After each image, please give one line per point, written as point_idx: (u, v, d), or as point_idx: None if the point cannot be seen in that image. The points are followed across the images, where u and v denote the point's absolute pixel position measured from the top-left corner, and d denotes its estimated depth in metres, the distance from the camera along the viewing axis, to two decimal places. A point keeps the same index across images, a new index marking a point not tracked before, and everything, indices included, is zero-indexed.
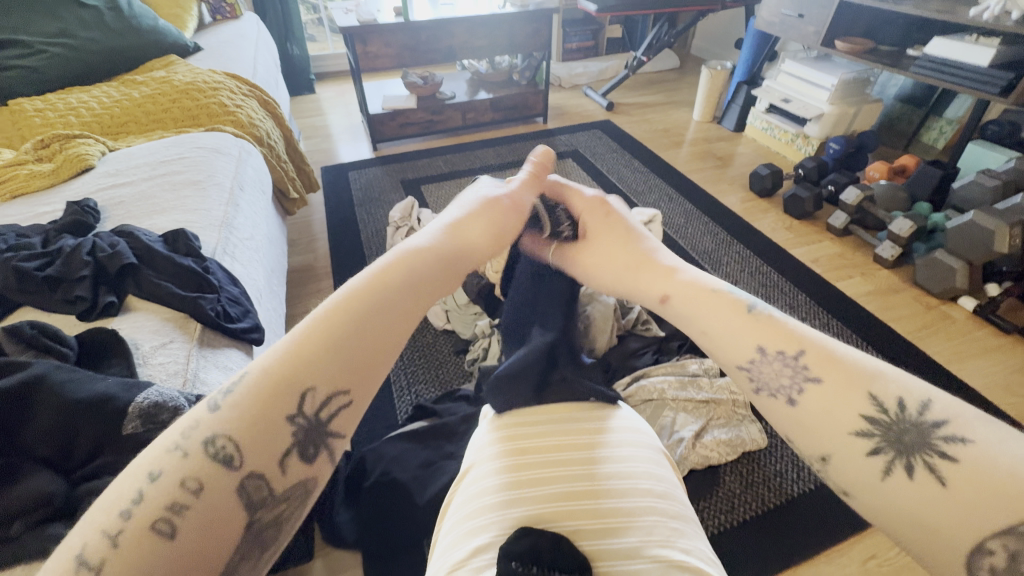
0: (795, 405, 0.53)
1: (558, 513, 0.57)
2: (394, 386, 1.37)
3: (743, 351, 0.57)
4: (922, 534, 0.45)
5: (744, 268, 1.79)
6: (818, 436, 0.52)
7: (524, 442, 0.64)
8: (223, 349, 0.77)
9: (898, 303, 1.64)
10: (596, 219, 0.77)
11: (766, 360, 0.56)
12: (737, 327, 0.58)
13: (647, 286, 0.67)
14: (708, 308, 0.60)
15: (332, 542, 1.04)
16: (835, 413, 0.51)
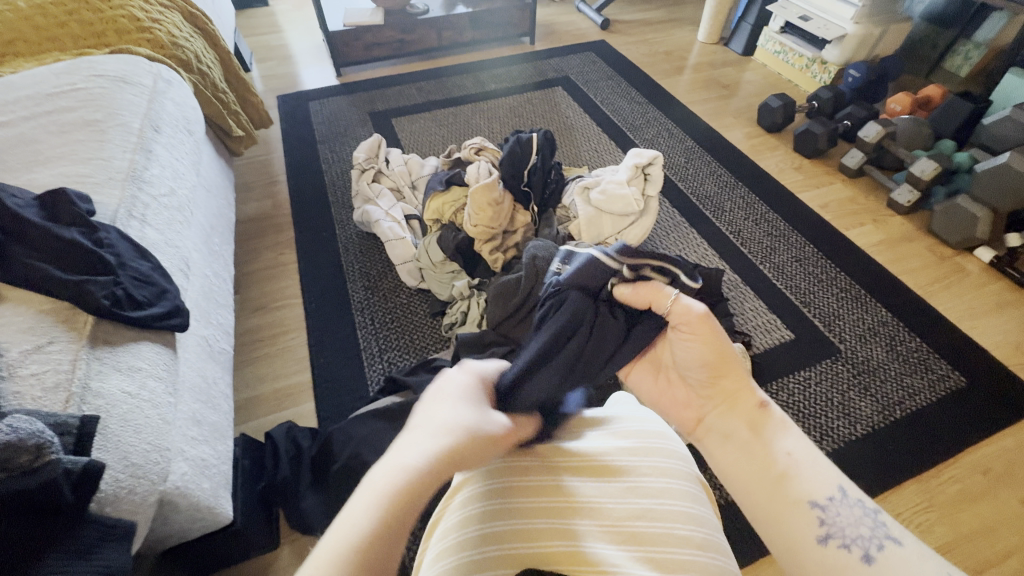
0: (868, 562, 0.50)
1: (566, 556, 0.51)
2: (365, 353, 1.25)
3: (815, 489, 0.56)
4: None
5: (748, 215, 1.64)
6: None
7: (514, 467, 0.58)
8: (128, 345, 0.62)
9: (910, 254, 1.52)
10: (690, 306, 0.64)
11: (840, 504, 0.55)
12: (811, 470, 0.57)
13: (736, 401, 0.65)
14: (777, 440, 0.60)
15: (300, 529, 0.96)
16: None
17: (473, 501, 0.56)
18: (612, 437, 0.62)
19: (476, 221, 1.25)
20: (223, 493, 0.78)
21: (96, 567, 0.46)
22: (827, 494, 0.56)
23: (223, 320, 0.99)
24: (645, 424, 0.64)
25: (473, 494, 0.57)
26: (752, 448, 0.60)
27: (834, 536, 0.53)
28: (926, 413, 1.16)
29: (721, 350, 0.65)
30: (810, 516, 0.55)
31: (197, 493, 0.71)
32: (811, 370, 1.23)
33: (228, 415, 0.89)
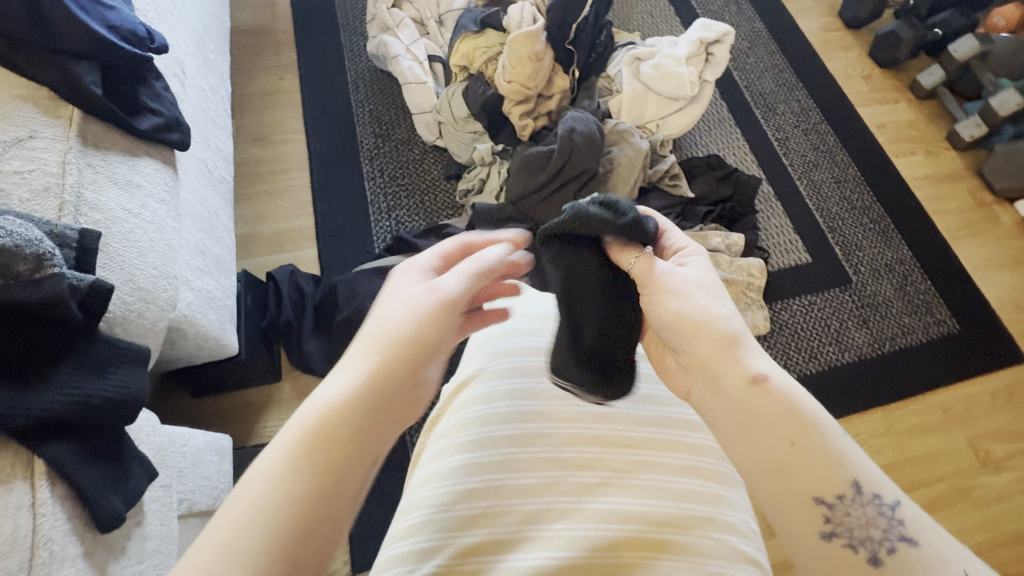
0: (756, 388, 0.47)
1: (583, 459, 0.55)
2: (371, 206, 1.18)
3: (737, 371, 0.48)
4: (751, 454, 0.47)
5: (799, 122, 1.49)
6: (756, 433, 0.47)
7: (513, 385, 0.59)
8: (124, 155, 0.55)
9: (950, 194, 1.45)
10: (744, 367, 0.48)
11: (762, 392, 0.47)
12: (778, 420, 0.46)
13: (719, 372, 0.49)
14: (766, 424, 0.46)
15: (301, 367, 0.99)
16: (775, 422, 0.46)
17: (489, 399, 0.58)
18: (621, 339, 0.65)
19: (510, 77, 1.09)
20: (229, 327, 0.76)
21: (108, 388, 0.44)
22: (875, 482, 0.45)
23: (222, 145, 0.89)
24: None
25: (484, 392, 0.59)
26: (718, 391, 0.49)
27: (841, 534, 0.44)
28: (913, 352, 1.20)
29: (712, 329, 0.50)
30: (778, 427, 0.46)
31: (203, 324, 0.69)
32: (818, 296, 1.23)
33: (231, 249, 0.84)
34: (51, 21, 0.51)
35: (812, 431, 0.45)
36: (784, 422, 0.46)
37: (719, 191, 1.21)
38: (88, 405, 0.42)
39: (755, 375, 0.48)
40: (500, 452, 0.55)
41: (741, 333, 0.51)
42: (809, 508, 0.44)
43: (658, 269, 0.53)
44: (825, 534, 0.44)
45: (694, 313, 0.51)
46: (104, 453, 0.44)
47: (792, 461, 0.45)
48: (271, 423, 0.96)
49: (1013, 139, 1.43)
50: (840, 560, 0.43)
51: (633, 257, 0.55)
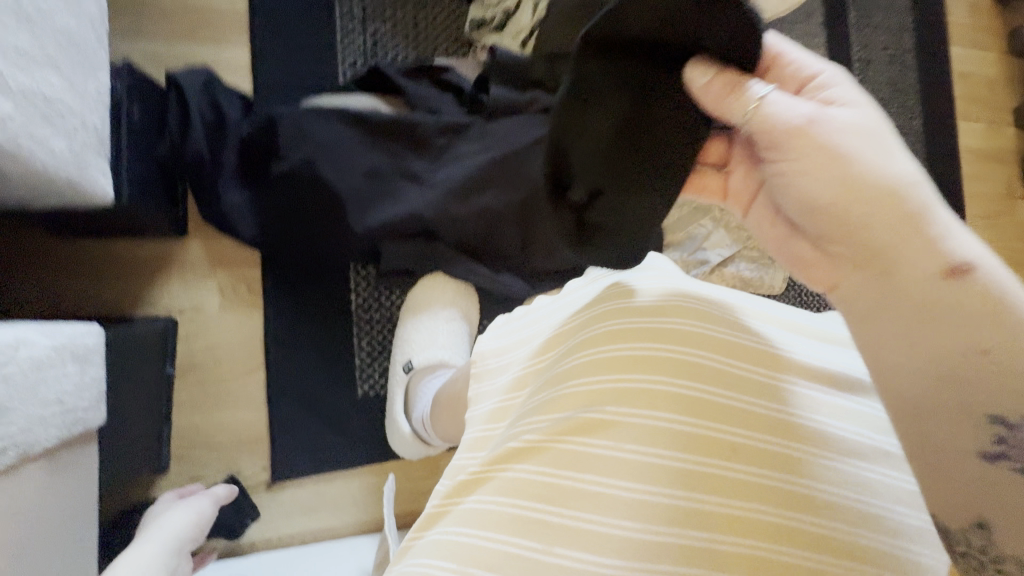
0: (952, 283, 0.38)
1: (700, 512, 0.40)
2: (339, 8, 0.81)
3: (926, 260, 0.38)
4: (928, 359, 0.38)
5: (884, 45, 1.22)
6: (939, 341, 0.38)
7: (618, 331, 0.45)
8: None
9: (988, 176, 1.32)
10: (933, 258, 0.38)
11: (957, 286, 0.38)
12: (967, 325, 0.37)
13: (904, 259, 0.39)
14: (956, 327, 0.37)
15: (216, 224, 0.73)
16: (967, 328, 0.37)
17: (555, 410, 0.44)
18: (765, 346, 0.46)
19: None
20: (95, 158, 0.48)
21: None
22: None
23: None
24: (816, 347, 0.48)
25: (552, 400, 0.45)
26: (895, 282, 0.39)
27: (1011, 456, 0.36)
28: None
29: (895, 204, 0.39)
30: (969, 339, 0.37)
31: (35, 157, 0.41)
32: None
33: (102, 24, 0.51)
34: None
35: (1004, 334, 0.36)
36: (969, 324, 0.37)
37: None
38: None
39: (948, 265, 0.38)
40: (597, 413, 0.43)
41: (929, 204, 0.40)
42: (972, 424, 0.37)
43: (804, 116, 0.41)
44: (988, 455, 0.37)
45: (862, 180, 0.40)
46: None
47: (973, 371, 0.37)
48: (169, 291, 0.74)
49: None
50: (1006, 495, 0.37)
51: (706, 76, 0.43)
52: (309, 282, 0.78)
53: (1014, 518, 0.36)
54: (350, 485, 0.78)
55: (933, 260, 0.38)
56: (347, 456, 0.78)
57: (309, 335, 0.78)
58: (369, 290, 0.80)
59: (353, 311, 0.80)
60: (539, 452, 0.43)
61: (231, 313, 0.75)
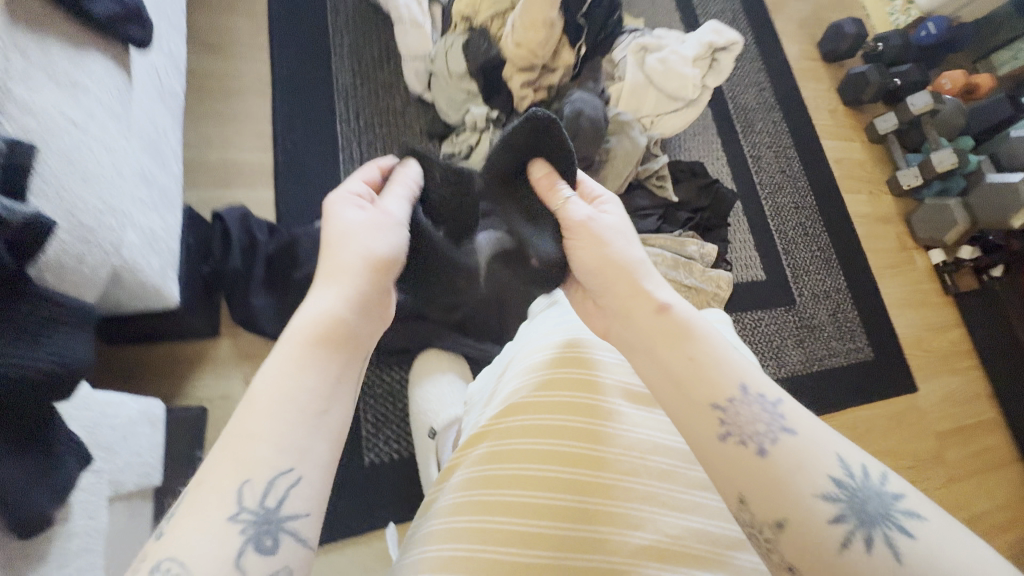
0: (663, 317, 0.54)
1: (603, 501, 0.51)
2: (342, 154, 1.06)
3: (645, 305, 0.55)
4: (658, 371, 0.52)
5: (772, 144, 1.55)
6: (669, 354, 0.52)
7: (573, 348, 0.60)
8: (68, 49, 0.48)
9: (882, 234, 1.60)
10: (652, 301, 0.55)
11: (666, 320, 0.53)
12: (685, 341, 0.52)
13: (633, 306, 0.55)
14: (674, 343, 0.52)
15: (245, 325, 0.88)
16: (681, 342, 0.52)
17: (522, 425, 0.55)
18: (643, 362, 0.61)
19: (520, 39, 0.99)
20: (171, 275, 0.64)
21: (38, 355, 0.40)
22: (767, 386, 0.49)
23: (175, 51, 0.73)
24: None
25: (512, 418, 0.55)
26: (633, 322, 0.55)
27: (735, 432, 0.47)
28: (833, 373, 1.33)
29: (619, 265, 0.58)
30: (686, 355, 0.51)
31: (145, 272, 0.57)
32: (766, 313, 1.31)
33: (178, 180, 0.70)
34: None
35: (708, 347, 0.51)
36: (683, 340, 0.52)
37: (698, 201, 1.24)
38: (39, 377, 0.41)
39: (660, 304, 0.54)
40: (555, 403, 0.55)
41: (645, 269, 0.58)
42: (705, 409, 0.48)
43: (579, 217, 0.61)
44: (721, 433, 0.47)
45: (614, 258, 0.58)
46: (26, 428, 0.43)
47: (690, 371, 0.50)
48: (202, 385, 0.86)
49: (938, 195, 1.60)
50: (747, 458, 0.46)
51: (540, 173, 0.65)
52: None
53: (760, 486, 0.44)
54: (359, 555, 0.84)
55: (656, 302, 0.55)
56: (357, 526, 0.84)
57: None
58: (372, 369, 0.94)
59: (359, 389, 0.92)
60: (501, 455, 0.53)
61: None
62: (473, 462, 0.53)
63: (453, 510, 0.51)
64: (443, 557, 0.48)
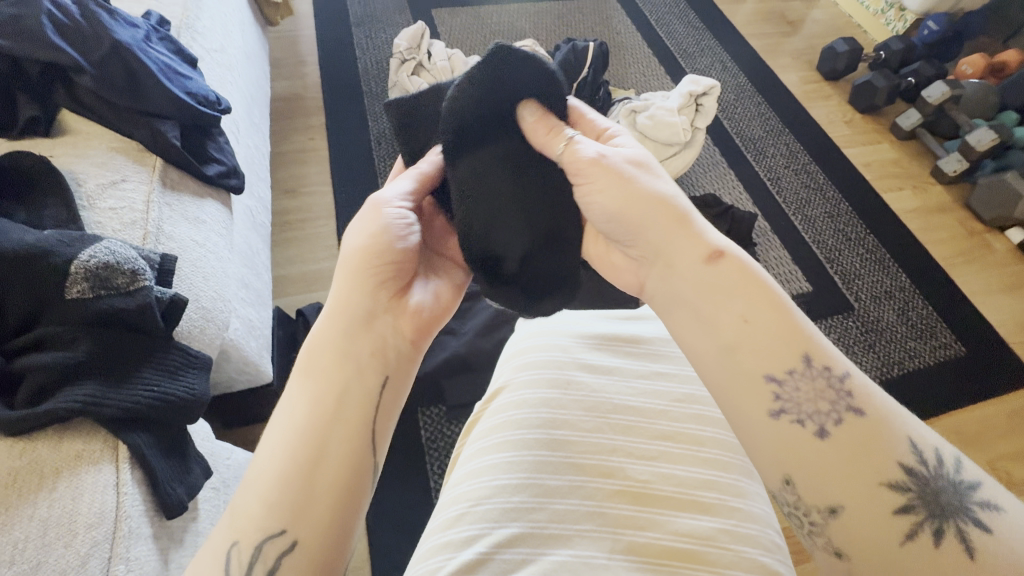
0: (714, 264, 0.50)
1: (610, 465, 0.53)
2: None
3: (695, 251, 0.51)
4: (702, 323, 0.49)
5: (789, 163, 1.59)
6: (724, 304, 0.48)
7: (567, 324, 0.64)
8: (194, 197, 0.64)
9: (941, 225, 1.51)
10: (703, 247, 0.51)
11: (721, 267, 0.50)
12: (739, 287, 0.48)
13: (681, 251, 0.52)
14: (729, 292, 0.48)
15: None
16: (732, 294, 0.48)
17: (531, 403, 0.56)
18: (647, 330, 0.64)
19: None
20: (265, 355, 0.83)
21: (180, 389, 0.51)
22: (828, 356, 0.46)
23: (262, 195, 0.99)
24: None
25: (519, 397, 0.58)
26: (679, 271, 0.52)
27: (790, 410, 0.45)
28: (921, 374, 1.22)
29: (663, 199, 0.53)
30: (739, 312, 0.48)
31: (246, 349, 0.75)
32: (822, 323, 1.27)
33: (268, 285, 0.92)
34: (140, 86, 0.63)
35: (765, 303, 0.47)
36: (735, 293, 0.48)
37: (718, 226, 1.29)
38: (164, 401, 0.50)
39: (714, 250, 0.51)
40: (555, 379, 0.58)
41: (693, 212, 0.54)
42: (760, 384, 0.46)
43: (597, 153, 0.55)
44: (775, 412, 0.45)
45: (639, 189, 0.53)
46: (176, 450, 0.51)
47: (743, 334, 0.47)
48: None
49: (993, 173, 1.51)
50: (802, 443, 0.44)
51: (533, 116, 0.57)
52: None
53: (821, 473, 0.42)
54: None
55: (708, 246, 0.51)
56: None
57: (392, 471, 0.99)
58: (435, 423, 1.03)
59: (425, 443, 1.01)
60: (520, 428, 0.55)
61: None
62: (485, 440, 0.55)
63: (516, 485, 0.51)
64: (509, 533, 0.49)
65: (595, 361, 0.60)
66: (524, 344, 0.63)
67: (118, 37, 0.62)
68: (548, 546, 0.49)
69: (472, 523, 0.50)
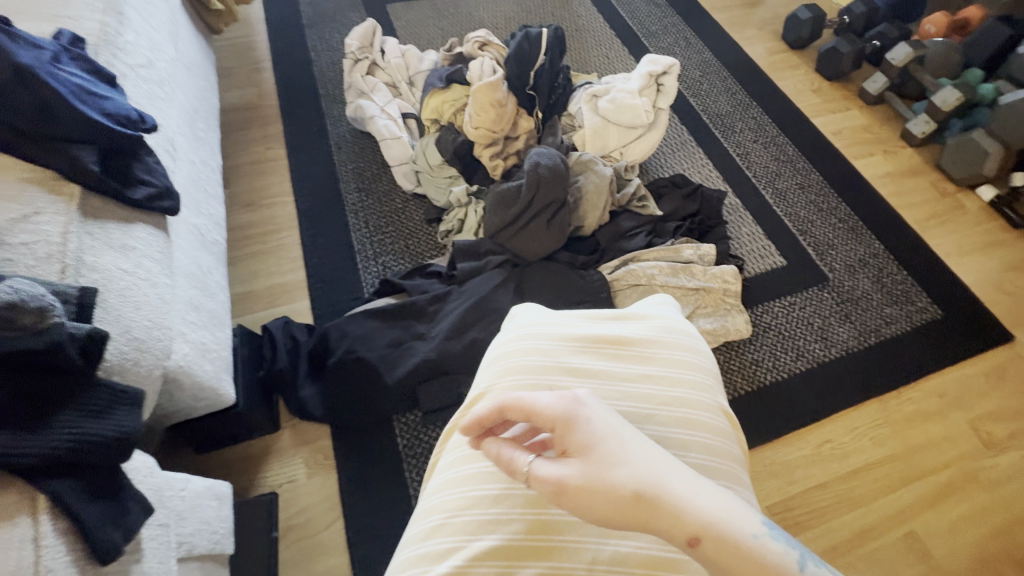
0: (703, 545, 0.43)
1: None
2: (359, 256, 1.25)
3: (677, 531, 0.44)
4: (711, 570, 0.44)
5: (758, 137, 1.57)
6: (728, 568, 0.43)
7: (554, 326, 0.64)
8: (120, 223, 0.63)
9: (913, 188, 1.50)
10: (694, 521, 0.44)
11: (710, 544, 0.43)
12: (737, 559, 0.42)
13: (656, 522, 0.45)
14: (730, 565, 0.43)
15: (299, 414, 1.01)
16: (734, 565, 0.42)
17: None
18: (635, 329, 0.65)
19: (477, 123, 1.18)
20: (225, 377, 0.81)
21: (106, 428, 0.50)
22: None
23: (213, 211, 0.96)
24: (664, 322, 0.67)
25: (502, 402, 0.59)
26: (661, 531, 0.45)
27: None
28: (898, 340, 1.21)
29: (634, 499, 0.45)
30: (743, 572, 0.42)
31: (199, 374, 0.73)
32: (797, 297, 1.26)
33: (225, 305, 0.89)
34: (53, 112, 0.60)
35: (762, 564, 0.42)
36: (734, 568, 0.43)
37: (687, 207, 1.27)
38: (87, 442, 0.48)
39: (697, 527, 0.44)
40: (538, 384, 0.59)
41: (666, 486, 0.45)
42: None
43: (556, 487, 0.47)
44: None
45: (605, 505, 0.45)
46: (108, 491, 0.50)
47: None
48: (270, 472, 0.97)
49: (961, 132, 1.50)
50: None
51: None
52: (368, 440, 1.01)
53: None
54: None
55: (697, 520, 0.44)
56: None
57: (370, 483, 0.97)
58: (413, 430, 1.02)
59: (402, 451, 1.00)
60: None
61: (316, 478, 0.97)
62: (466, 457, 0.57)
63: (495, 496, 0.53)
64: (485, 545, 0.51)
65: (581, 364, 0.61)
66: (509, 345, 0.64)
67: (20, 58, 0.59)
68: (523, 558, 0.50)
69: (449, 535, 0.52)
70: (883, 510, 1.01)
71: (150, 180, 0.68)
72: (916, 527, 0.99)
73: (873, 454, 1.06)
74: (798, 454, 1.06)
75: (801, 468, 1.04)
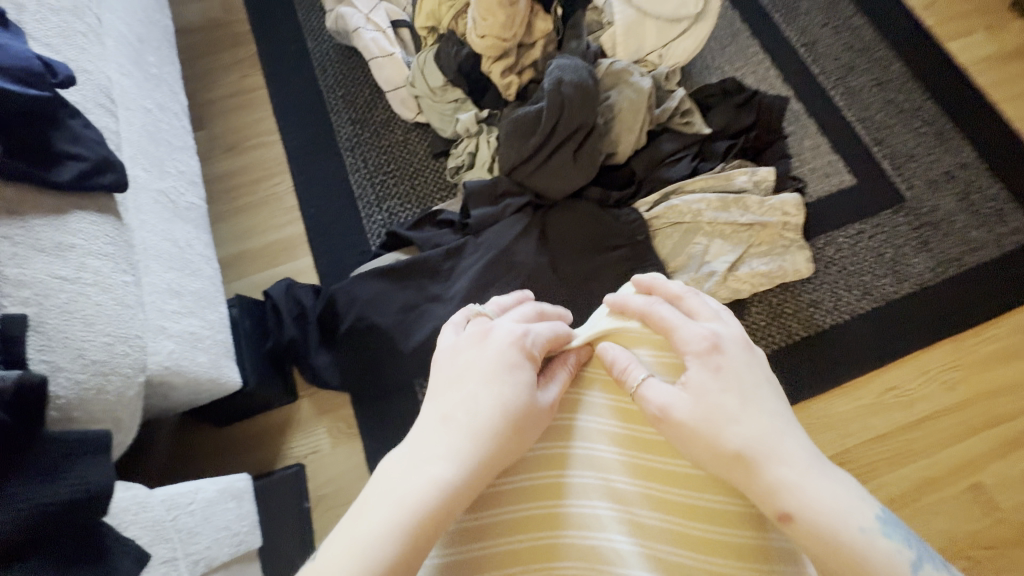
0: (789, 516, 0.43)
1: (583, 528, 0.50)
2: (361, 202, 1.11)
3: (763, 495, 0.44)
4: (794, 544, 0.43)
5: (829, 19, 1.27)
6: (814, 544, 0.42)
7: None
8: (48, 219, 0.56)
9: (1020, 74, 1.22)
10: (782, 490, 0.43)
11: (797, 517, 0.42)
12: (823, 534, 0.42)
13: (748, 481, 0.45)
14: (815, 539, 0.42)
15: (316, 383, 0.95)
16: (820, 539, 0.42)
17: None
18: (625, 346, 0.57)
19: (482, 31, 0.94)
20: (226, 362, 0.71)
21: (67, 486, 0.47)
22: None
23: (186, 167, 0.82)
24: None
25: None
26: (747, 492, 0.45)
27: None
28: (983, 270, 1.05)
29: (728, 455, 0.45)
30: (825, 550, 0.41)
31: (191, 369, 0.64)
32: (867, 224, 1.08)
33: (217, 276, 0.78)
34: None
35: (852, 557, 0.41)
36: (819, 543, 0.42)
37: (740, 120, 1.06)
38: (49, 505, 0.46)
39: (784, 504, 0.43)
40: None
41: (758, 453, 0.45)
42: None
43: (661, 409, 0.49)
44: None
45: (701, 443, 0.47)
46: (82, 539, 0.48)
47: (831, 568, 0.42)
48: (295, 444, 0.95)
49: None
50: None
51: None
52: (390, 406, 0.96)
53: None
54: None
55: (788, 487, 0.43)
56: None
57: None
58: None
59: None
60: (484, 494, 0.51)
61: (342, 447, 0.94)
62: None
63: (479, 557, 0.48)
64: None
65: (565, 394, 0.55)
66: None
67: None
68: None
69: None
70: (945, 461, 0.94)
71: (79, 151, 0.58)
72: (983, 477, 0.93)
73: (941, 401, 0.97)
74: (855, 405, 0.97)
75: (858, 419, 0.96)
